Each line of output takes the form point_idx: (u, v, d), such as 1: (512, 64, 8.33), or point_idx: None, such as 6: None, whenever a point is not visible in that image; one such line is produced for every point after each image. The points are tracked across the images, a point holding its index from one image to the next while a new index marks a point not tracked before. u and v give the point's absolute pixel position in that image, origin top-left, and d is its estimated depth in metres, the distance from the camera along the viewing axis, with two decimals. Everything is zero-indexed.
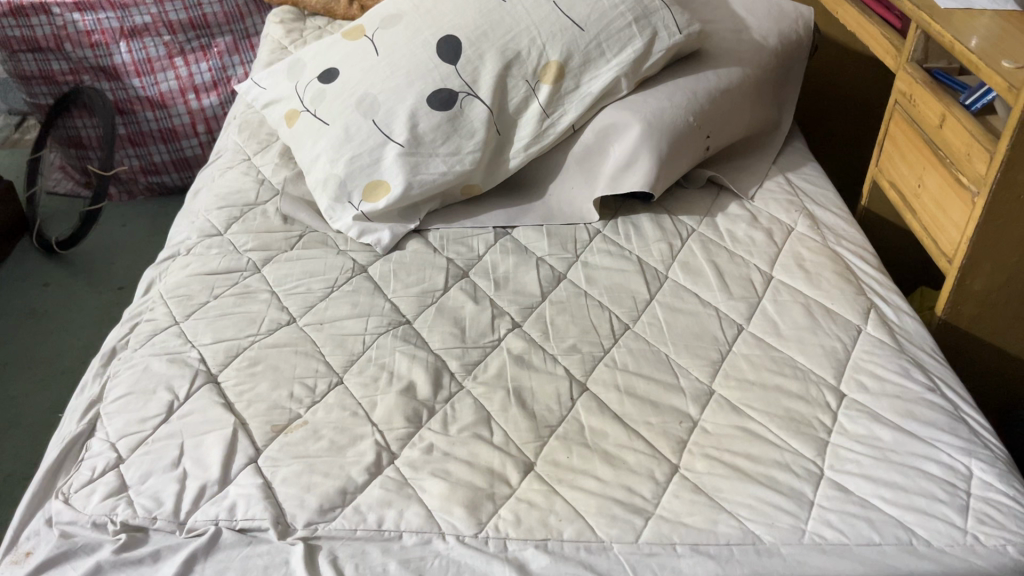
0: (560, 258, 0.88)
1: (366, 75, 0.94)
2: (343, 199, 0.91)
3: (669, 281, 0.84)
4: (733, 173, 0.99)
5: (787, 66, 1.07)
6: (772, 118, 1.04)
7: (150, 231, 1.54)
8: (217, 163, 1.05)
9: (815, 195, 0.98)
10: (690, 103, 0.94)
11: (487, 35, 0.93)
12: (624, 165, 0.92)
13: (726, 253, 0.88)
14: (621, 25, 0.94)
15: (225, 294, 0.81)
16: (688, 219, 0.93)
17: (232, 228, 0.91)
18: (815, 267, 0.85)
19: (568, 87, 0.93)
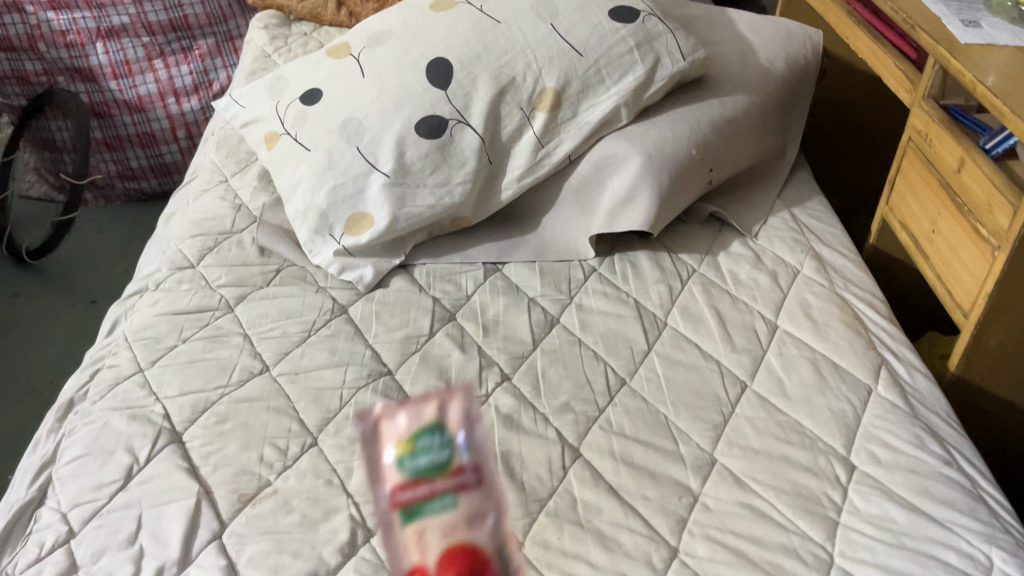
0: (553, 300, 0.83)
1: (351, 97, 0.89)
2: (324, 232, 0.86)
3: (669, 328, 0.79)
4: (737, 207, 0.94)
5: (796, 92, 1.02)
6: (778, 148, 0.99)
7: (127, 240, 1.48)
8: (192, 184, 0.99)
9: (822, 232, 0.93)
10: (693, 135, 0.89)
11: (480, 58, 0.88)
12: (622, 200, 0.86)
13: (728, 298, 0.83)
14: (622, 50, 0.89)
15: (194, 338, 0.76)
16: (689, 257, 0.88)
17: (206, 261, 0.86)
18: (823, 316, 0.80)
19: (564, 115, 0.88)
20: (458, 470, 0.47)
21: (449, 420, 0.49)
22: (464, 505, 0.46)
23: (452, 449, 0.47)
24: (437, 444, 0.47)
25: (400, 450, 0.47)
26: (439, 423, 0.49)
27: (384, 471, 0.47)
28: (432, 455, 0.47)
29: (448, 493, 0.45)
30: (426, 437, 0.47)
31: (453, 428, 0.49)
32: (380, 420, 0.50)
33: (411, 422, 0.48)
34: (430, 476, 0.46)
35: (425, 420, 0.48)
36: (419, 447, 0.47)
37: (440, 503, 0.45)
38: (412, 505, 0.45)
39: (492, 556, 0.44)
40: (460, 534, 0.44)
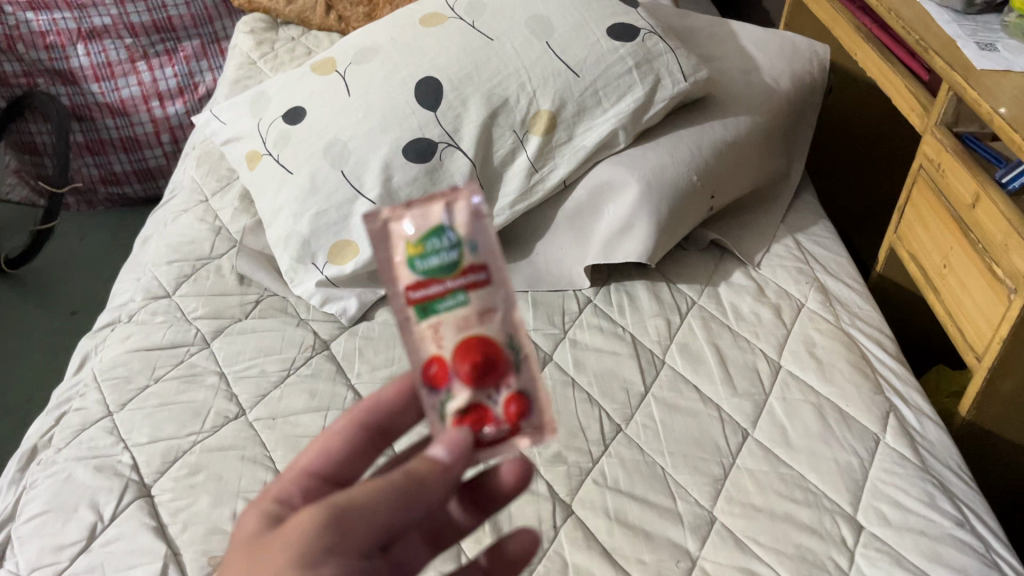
0: (546, 334, 0.79)
1: (335, 118, 0.84)
2: (306, 260, 0.81)
3: (667, 368, 0.76)
4: (739, 234, 0.90)
5: (801, 111, 0.98)
6: (782, 170, 0.95)
7: (109, 247, 1.43)
8: (171, 203, 0.95)
9: (828, 261, 0.89)
10: (694, 160, 0.85)
11: (471, 78, 0.84)
12: (619, 229, 0.82)
13: (729, 334, 0.79)
14: (621, 70, 0.85)
15: (167, 377, 0.72)
16: (688, 288, 0.84)
17: (182, 289, 0.82)
18: (828, 356, 0.77)
19: (559, 139, 0.84)
20: (470, 270, 0.43)
21: (456, 221, 0.43)
22: (477, 301, 0.42)
23: (460, 249, 0.43)
24: (444, 244, 0.43)
25: (408, 253, 0.43)
26: (447, 223, 0.43)
27: (394, 271, 0.43)
28: (441, 258, 0.42)
29: (460, 291, 0.42)
30: (434, 240, 0.43)
31: (455, 219, 0.43)
32: (390, 224, 0.43)
33: (420, 227, 0.43)
34: (439, 278, 0.42)
35: (431, 221, 0.43)
36: (428, 250, 0.42)
37: (453, 300, 0.42)
38: (426, 303, 0.42)
39: (505, 345, 0.43)
40: (472, 329, 0.42)
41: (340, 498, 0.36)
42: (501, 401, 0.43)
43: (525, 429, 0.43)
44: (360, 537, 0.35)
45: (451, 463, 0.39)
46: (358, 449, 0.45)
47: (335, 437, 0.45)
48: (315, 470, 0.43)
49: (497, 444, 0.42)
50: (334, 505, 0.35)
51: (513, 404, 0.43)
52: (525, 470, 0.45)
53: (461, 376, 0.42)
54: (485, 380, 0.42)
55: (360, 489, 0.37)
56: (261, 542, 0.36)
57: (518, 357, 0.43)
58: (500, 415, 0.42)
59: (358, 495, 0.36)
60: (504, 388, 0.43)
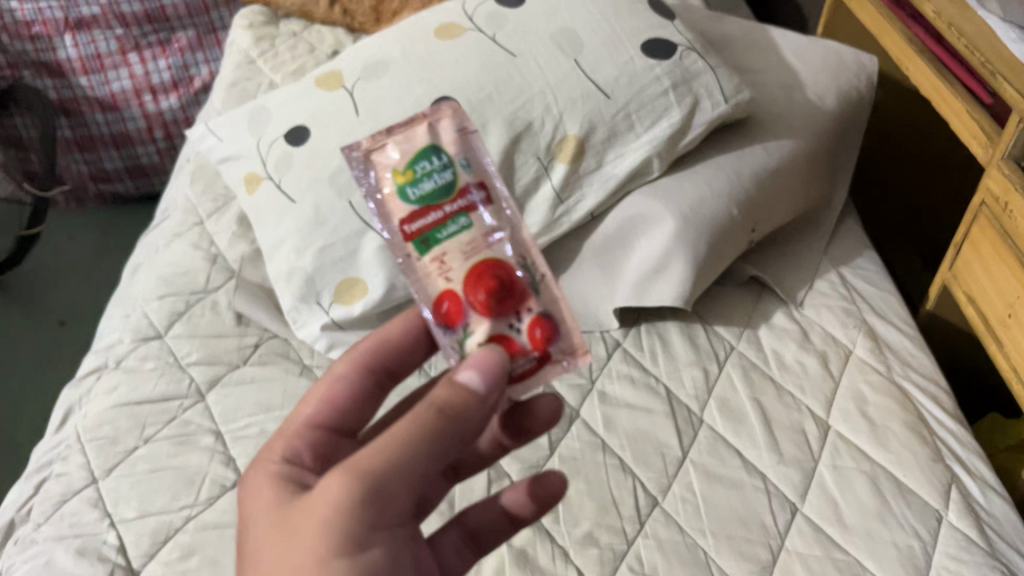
0: (572, 385, 0.73)
1: (342, 140, 0.77)
2: (310, 299, 0.74)
3: (705, 428, 0.69)
4: (779, 268, 0.83)
5: (847, 130, 0.90)
6: (824, 195, 0.88)
7: (102, 250, 1.37)
8: (162, 224, 0.88)
9: (875, 298, 0.82)
10: (735, 192, 0.77)
11: (491, 99, 0.76)
12: (653, 268, 0.75)
13: (772, 388, 0.73)
14: (656, 91, 0.77)
15: (158, 438, 0.66)
16: (725, 331, 0.78)
17: (174, 329, 0.75)
18: (881, 415, 0.70)
19: (587, 166, 0.77)
20: (466, 194, 0.47)
21: (442, 143, 0.47)
22: (480, 225, 0.46)
23: (452, 170, 0.47)
24: (434, 166, 0.46)
25: (399, 182, 0.46)
26: (434, 145, 0.47)
27: (389, 205, 0.46)
28: (434, 181, 0.46)
29: (461, 213, 0.46)
30: (424, 163, 0.46)
31: (441, 142, 0.48)
32: (375, 157, 0.48)
33: (408, 153, 0.47)
34: (437, 206, 0.46)
35: (417, 147, 0.47)
36: (420, 175, 0.46)
37: (455, 226, 0.46)
38: (428, 232, 0.45)
39: (518, 266, 0.46)
40: (480, 254, 0.45)
41: (372, 465, 0.39)
42: (524, 329, 0.45)
43: (553, 352, 0.46)
44: (397, 493, 0.39)
45: (483, 393, 0.42)
46: (365, 392, 0.50)
47: (341, 386, 0.49)
48: (319, 423, 0.48)
49: (529, 370, 0.45)
50: (370, 474, 0.39)
51: (536, 326, 0.45)
52: (556, 407, 0.52)
53: (480, 305, 0.44)
54: (505, 309, 0.45)
55: (394, 444, 0.40)
56: (300, 509, 0.41)
57: (533, 282, 0.46)
58: (529, 340, 0.45)
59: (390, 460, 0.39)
60: (525, 313, 0.45)
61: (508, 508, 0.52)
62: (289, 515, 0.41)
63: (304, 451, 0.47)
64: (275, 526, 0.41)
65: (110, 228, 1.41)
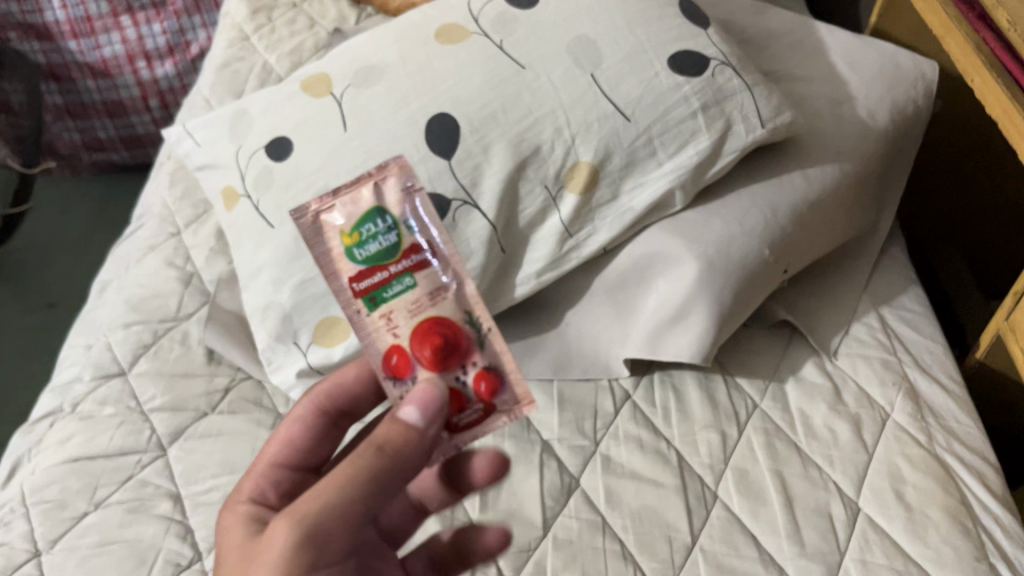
0: (573, 447, 0.65)
1: (326, 160, 0.68)
2: (287, 339, 0.67)
3: (719, 508, 0.62)
4: (813, 310, 0.74)
5: (899, 148, 0.79)
6: (869, 223, 0.78)
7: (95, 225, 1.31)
8: (137, 233, 0.81)
9: (920, 347, 0.73)
10: (768, 230, 0.68)
11: (496, 118, 0.67)
12: (670, 316, 0.67)
13: (798, 459, 0.65)
14: (683, 114, 0.67)
15: (111, 503, 0.60)
16: (750, 386, 0.70)
17: (139, 366, 0.68)
18: (920, 500, 0.62)
19: (601, 197, 0.68)
20: (413, 251, 0.44)
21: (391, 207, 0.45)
22: (426, 283, 0.44)
23: (397, 230, 0.44)
24: (379, 228, 0.44)
25: (345, 243, 0.44)
26: (380, 207, 0.45)
27: (335, 264, 0.44)
28: (380, 244, 0.44)
29: (405, 274, 0.44)
30: (369, 225, 0.44)
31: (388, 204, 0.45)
32: (321, 217, 0.45)
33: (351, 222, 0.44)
34: (381, 266, 0.44)
35: (362, 208, 0.45)
36: (364, 237, 0.44)
37: (400, 285, 0.44)
38: (374, 292, 0.43)
39: (464, 321, 0.44)
40: (425, 311, 0.43)
41: (305, 510, 0.38)
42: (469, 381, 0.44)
43: (499, 405, 0.44)
44: (333, 538, 0.38)
45: (425, 427, 0.40)
46: (325, 433, 0.50)
47: (296, 429, 0.49)
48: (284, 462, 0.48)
49: (474, 422, 0.44)
50: (304, 519, 0.38)
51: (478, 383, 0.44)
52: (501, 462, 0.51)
53: (424, 361, 0.43)
54: (450, 363, 0.43)
55: (335, 482, 0.38)
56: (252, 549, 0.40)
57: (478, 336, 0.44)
58: (474, 396, 0.44)
59: (321, 509, 0.38)
60: (469, 366, 0.44)
61: (449, 539, 0.54)
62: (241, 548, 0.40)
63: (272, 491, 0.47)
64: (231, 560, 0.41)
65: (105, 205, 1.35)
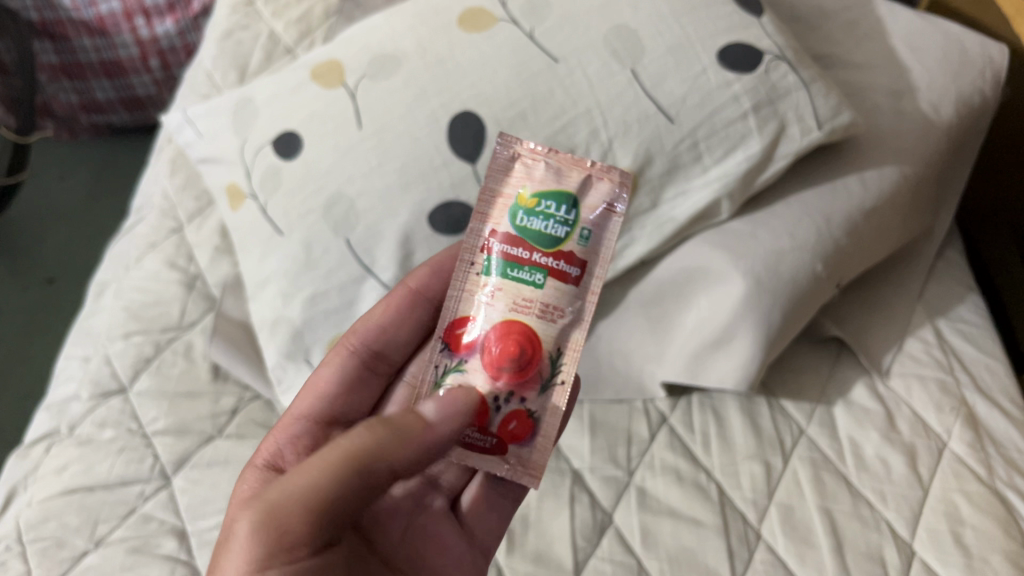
0: (606, 479, 0.61)
1: (337, 161, 0.61)
2: (298, 356, 0.62)
3: (763, 550, 0.58)
4: (865, 323, 0.69)
5: (963, 140, 0.72)
6: (926, 224, 0.72)
7: (115, 218, 1.32)
8: (137, 231, 0.77)
9: (979, 367, 0.68)
10: (821, 242, 0.62)
11: (525, 119, 0.60)
12: (713, 338, 0.61)
13: (847, 494, 0.60)
14: (732, 115, 0.61)
15: (112, 541, 0.57)
16: (796, 408, 0.66)
17: (140, 383, 0.65)
18: (980, 545, 0.57)
19: (639, 206, 0.62)
20: (564, 256, 0.47)
21: (583, 200, 0.48)
22: (548, 292, 0.46)
23: (568, 228, 0.47)
24: (558, 213, 0.47)
25: (524, 193, 0.47)
26: (572, 198, 0.47)
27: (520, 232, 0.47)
28: (547, 226, 0.47)
29: (539, 269, 0.46)
30: (549, 203, 0.47)
31: (511, 190, 0.48)
32: (520, 160, 0.49)
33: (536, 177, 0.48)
34: (532, 245, 0.47)
35: (561, 188, 0.48)
36: (530, 222, 0.47)
37: (530, 274, 0.46)
38: (503, 261, 0.47)
39: (549, 355, 0.47)
40: (527, 314, 0.46)
41: (275, 500, 0.37)
42: (504, 415, 0.46)
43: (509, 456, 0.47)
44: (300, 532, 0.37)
45: (435, 421, 0.41)
46: (354, 377, 0.54)
47: (326, 374, 0.54)
48: (314, 414, 0.52)
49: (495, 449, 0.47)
50: (265, 509, 0.37)
51: (517, 430, 0.46)
52: None
53: (486, 359, 0.46)
54: (503, 380, 0.46)
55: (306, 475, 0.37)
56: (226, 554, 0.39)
57: (550, 379, 0.47)
58: (497, 422, 0.46)
59: (295, 496, 0.37)
60: (517, 398, 0.46)
61: None
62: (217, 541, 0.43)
63: (288, 454, 0.49)
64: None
65: (107, 189, 1.36)
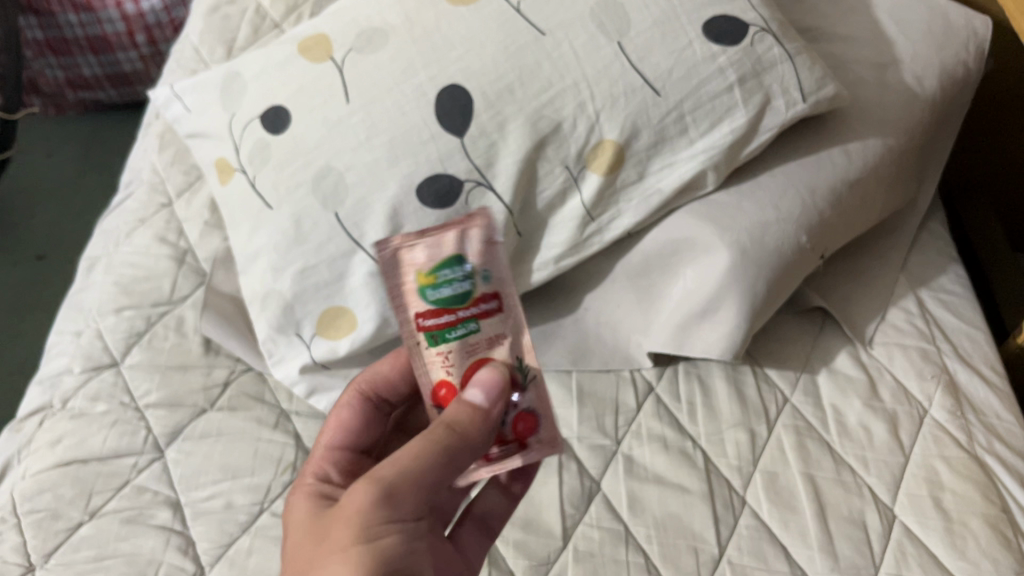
0: (593, 448, 0.63)
1: (326, 136, 0.62)
2: (288, 330, 0.63)
3: (748, 516, 0.59)
4: (849, 294, 0.71)
5: (946, 113, 0.73)
6: (909, 196, 0.73)
7: (103, 194, 1.32)
8: (126, 206, 0.78)
9: (961, 336, 0.69)
10: (806, 214, 0.63)
11: (512, 92, 0.60)
12: (699, 309, 0.62)
13: (831, 461, 0.61)
14: (718, 87, 0.61)
15: (107, 513, 0.58)
16: (780, 378, 0.67)
17: (132, 357, 0.66)
18: (959, 509, 0.59)
19: (626, 178, 0.63)
20: (483, 299, 0.43)
21: (473, 249, 0.43)
22: (489, 329, 0.43)
23: (473, 279, 0.43)
24: (458, 272, 0.42)
25: (419, 280, 0.42)
26: (460, 253, 0.43)
27: (438, 309, 0.42)
28: (455, 289, 0.42)
29: (471, 321, 0.43)
30: (447, 270, 0.42)
31: (408, 279, 0.43)
32: (402, 254, 0.43)
33: (422, 254, 0.43)
34: (450, 309, 0.42)
35: (445, 253, 0.43)
36: (440, 283, 0.42)
37: (465, 328, 0.43)
38: (436, 332, 0.42)
39: (514, 364, 0.44)
40: (485, 352, 0.43)
41: (386, 477, 0.38)
42: (509, 423, 0.44)
43: (531, 449, 0.44)
44: (410, 505, 0.38)
45: (488, 406, 0.41)
46: (372, 417, 0.51)
47: (346, 414, 0.50)
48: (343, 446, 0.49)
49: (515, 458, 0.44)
50: (380, 488, 0.38)
51: (533, 427, 0.44)
52: None
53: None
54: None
55: (411, 453, 0.39)
56: (322, 529, 0.39)
57: (525, 378, 0.44)
58: (510, 435, 0.44)
59: (403, 473, 0.38)
60: (513, 406, 0.44)
61: None
62: (294, 528, 0.42)
63: (334, 472, 0.47)
64: (304, 553, 0.39)
65: (95, 165, 1.35)
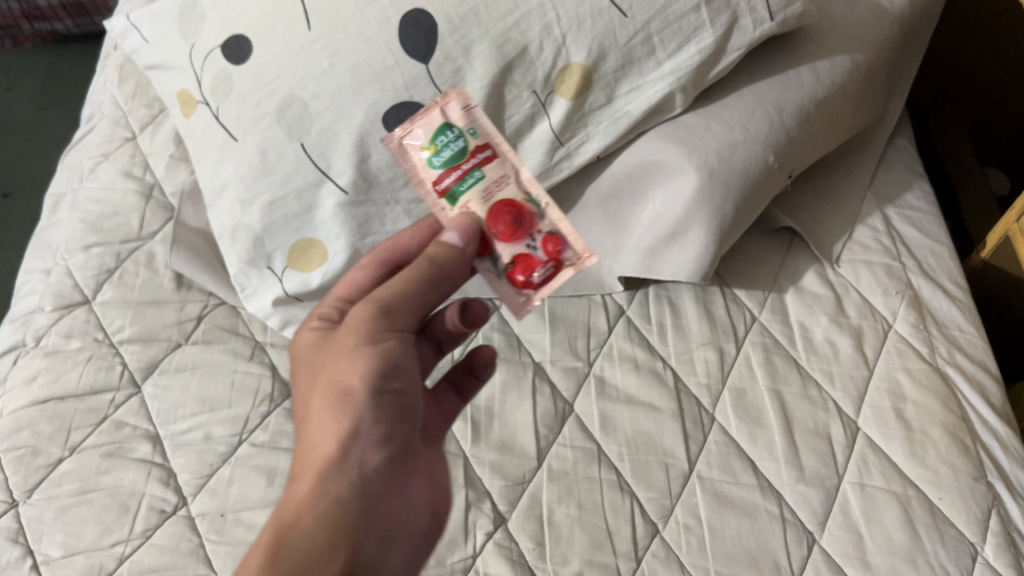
0: (566, 370, 0.64)
1: (288, 64, 0.60)
2: (260, 263, 0.63)
3: (717, 431, 0.61)
4: (816, 213, 0.71)
5: (915, 27, 0.72)
6: (877, 112, 0.73)
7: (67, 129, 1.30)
8: (89, 140, 0.76)
9: (926, 252, 0.70)
10: (775, 133, 0.63)
11: (477, 15, 0.59)
12: (668, 231, 0.63)
13: (797, 377, 0.63)
14: (685, 6, 0.61)
15: (88, 448, 0.58)
16: (748, 297, 0.68)
17: (103, 293, 0.66)
18: (920, 419, 0.60)
19: (594, 101, 0.63)
20: (479, 150, 0.50)
21: (458, 120, 0.50)
22: (493, 173, 0.50)
23: (464, 138, 0.50)
24: (452, 138, 0.50)
25: (426, 154, 0.50)
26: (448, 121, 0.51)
27: (446, 172, 0.50)
28: (451, 148, 0.50)
29: (475, 169, 0.49)
30: (443, 136, 0.50)
31: (418, 157, 0.51)
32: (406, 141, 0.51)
33: (421, 132, 0.51)
34: (457, 165, 0.50)
35: (436, 124, 0.51)
36: (440, 147, 0.50)
37: (472, 178, 0.49)
38: (453, 187, 0.49)
39: (526, 200, 0.49)
40: (500, 192, 0.49)
41: (380, 295, 0.43)
42: (537, 246, 0.49)
43: (565, 261, 0.49)
44: (404, 318, 0.43)
45: (465, 246, 0.46)
46: None
47: None
48: None
49: (549, 278, 0.49)
50: (376, 303, 0.43)
51: (562, 245, 0.49)
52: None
53: (499, 236, 0.49)
54: (520, 233, 0.49)
55: (403, 278, 0.44)
56: (323, 347, 0.44)
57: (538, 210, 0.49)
58: (543, 256, 0.49)
59: (397, 290, 0.43)
60: (536, 232, 0.49)
61: None
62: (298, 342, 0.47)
63: None
64: (310, 357, 0.44)
65: (57, 99, 1.33)
